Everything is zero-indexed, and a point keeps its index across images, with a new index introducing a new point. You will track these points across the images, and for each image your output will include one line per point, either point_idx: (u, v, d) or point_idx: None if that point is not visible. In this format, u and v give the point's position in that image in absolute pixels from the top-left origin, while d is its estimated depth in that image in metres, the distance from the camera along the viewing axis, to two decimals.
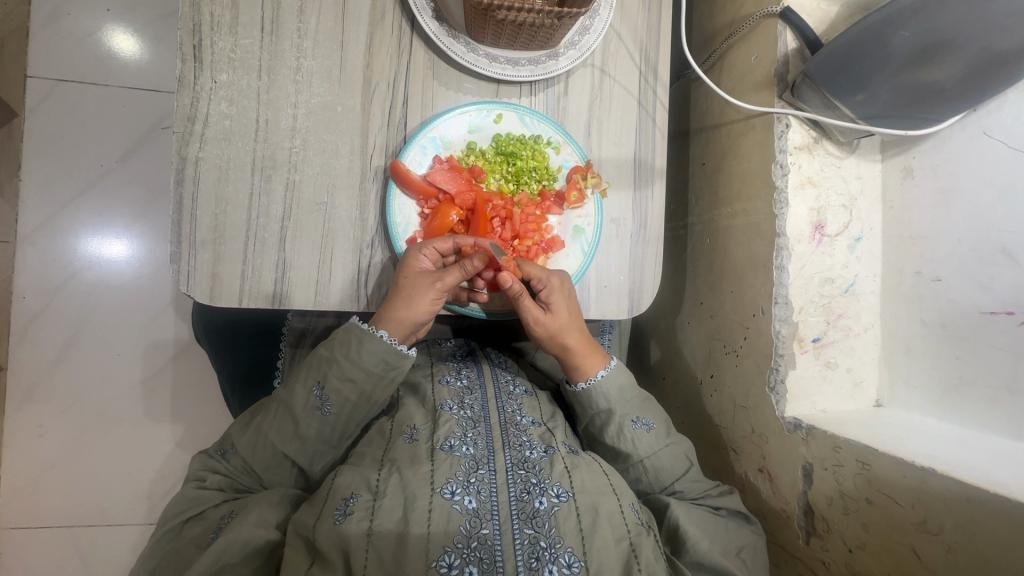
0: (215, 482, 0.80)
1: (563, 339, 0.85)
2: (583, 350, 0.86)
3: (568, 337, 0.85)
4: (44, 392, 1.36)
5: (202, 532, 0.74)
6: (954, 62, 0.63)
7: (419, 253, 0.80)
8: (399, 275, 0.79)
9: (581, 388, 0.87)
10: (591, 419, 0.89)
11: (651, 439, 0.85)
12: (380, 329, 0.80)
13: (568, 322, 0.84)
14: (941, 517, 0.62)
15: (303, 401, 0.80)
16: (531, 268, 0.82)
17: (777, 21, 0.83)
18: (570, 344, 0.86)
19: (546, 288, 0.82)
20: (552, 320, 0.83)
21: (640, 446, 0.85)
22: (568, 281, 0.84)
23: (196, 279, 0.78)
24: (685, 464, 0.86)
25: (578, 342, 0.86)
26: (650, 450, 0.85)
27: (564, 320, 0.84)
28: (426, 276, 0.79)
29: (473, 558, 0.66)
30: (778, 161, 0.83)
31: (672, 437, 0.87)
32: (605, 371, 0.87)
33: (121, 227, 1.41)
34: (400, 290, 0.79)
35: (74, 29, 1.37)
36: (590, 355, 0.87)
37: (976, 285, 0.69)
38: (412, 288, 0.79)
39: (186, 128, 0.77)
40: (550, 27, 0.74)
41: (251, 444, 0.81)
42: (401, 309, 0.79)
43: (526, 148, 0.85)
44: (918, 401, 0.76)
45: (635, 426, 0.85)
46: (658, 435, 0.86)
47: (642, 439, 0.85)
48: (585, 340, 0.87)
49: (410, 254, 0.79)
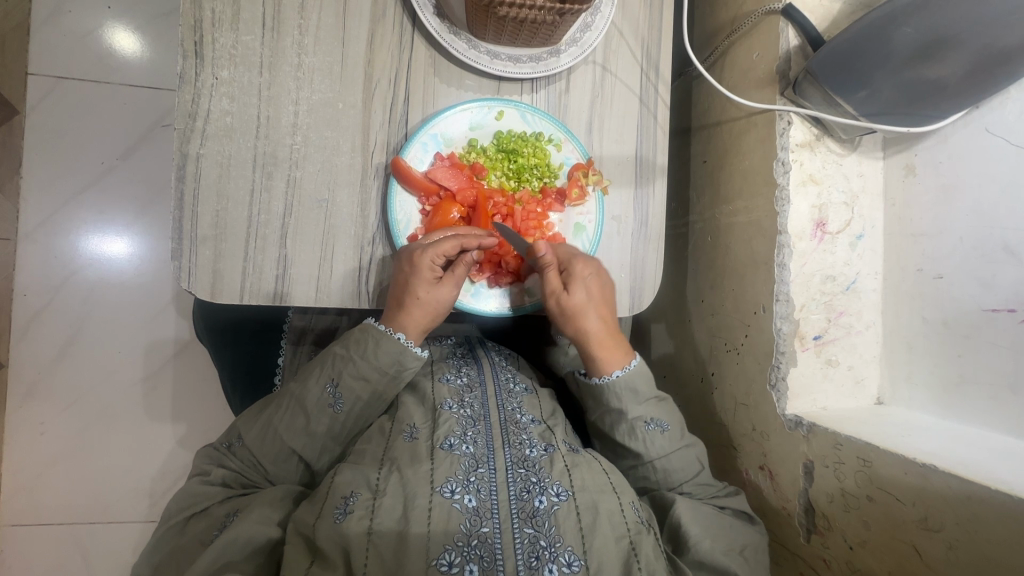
0: (220, 477, 0.79)
1: (583, 325, 0.84)
2: (604, 342, 0.85)
3: (588, 322, 0.84)
4: (46, 389, 1.36)
5: (206, 528, 0.74)
6: (957, 59, 0.63)
7: (430, 265, 0.78)
8: (414, 287, 0.78)
9: (594, 382, 0.86)
10: (602, 415, 0.88)
11: (664, 441, 0.85)
12: (400, 332, 0.81)
13: (589, 310, 0.84)
14: (941, 515, 0.62)
15: (315, 397, 0.80)
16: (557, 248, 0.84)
17: (779, 18, 0.83)
18: (590, 331, 0.85)
19: (569, 271, 0.83)
20: (569, 300, 0.82)
21: (652, 447, 0.84)
22: (596, 268, 0.84)
23: (197, 276, 0.78)
24: (695, 467, 0.85)
25: (600, 332, 0.85)
26: (662, 452, 0.84)
27: (583, 304, 0.83)
28: (424, 267, 0.78)
29: (473, 556, 0.66)
30: (779, 158, 0.82)
31: (685, 438, 0.87)
32: (622, 370, 0.85)
33: (122, 225, 1.41)
34: (421, 301, 0.80)
35: (74, 26, 1.37)
36: (612, 350, 0.86)
37: (977, 283, 0.69)
38: (431, 296, 0.80)
39: (187, 125, 0.77)
40: (551, 23, 0.74)
41: (260, 438, 0.81)
42: (423, 315, 0.81)
43: (527, 145, 0.85)
44: (920, 399, 0.76)
45: (648, 427, 0.84)
46: (671, 438, 0.85)
47: (655, 440, 0.84)
48: (610, 335, 0.86)
49: (422, 267, 0.77)
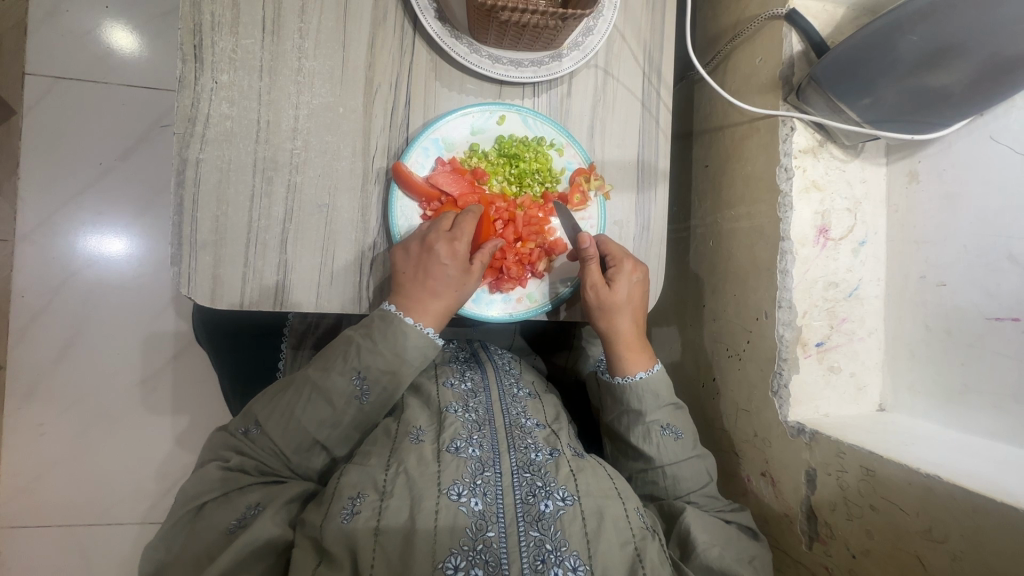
0: (239, 464, 0.76)
1: (618, 321, 0.86)
2: (633, 342, 0.87)
3: (623, 320, 0.86)
4: (45, 392, 1.36)
5: (226, 517, 0.72)
6: (962, 67, 0.62)
7: (454, 246, 0.80)
8: (444, 271, 0.80)
9: (617, 381, 0.87)
10: (619, 416, 0.89)
11: (677, 448, 0.85)
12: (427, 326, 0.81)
13: (626, 306, 0.85)
14: (946, 526, 0.62)
15: (342, 388, 0.79)
16: (613, 245, 0.85)
17: (782, 23, 0.83)
18: (622, 328, 0.86)
19: (616, 267, 0.84)
20: (610, 295, 0.84)
21: (664, 453, 0.84)
22: (640, 270, 0.86)
23: (197, 281, 0.78)
24: (704, 478, 0.85)
25: (631, 331, 0.87)
26: (673, 458, 0.84)
27: (622, 301, 0.85)
28: (458, 257, 0.80)
29: (478, 561, 0.66)
30: (782, 164, 0.82)
31: (697, 449, 0.87)
32: (646, 373, 0.86)
33: (121, 226, 1.40)
34: (450, 283, 0.81)
35: (72, 26, 1.36)
36: (636, 352, 0.87)
37: (981, 291, 0.68)
38: (460, 280, 0.81)
39: (187, 129, 0.76)
40: (554, 28, 0.73)
41: (281, 426, 0.78)
42: (452, 300, 0.82)
43: (529, 150, 0.84)
44: (923, 406, 0.76)
45: (662, 433, 0.85)
46: (684, 445, 0.85)
47: (668, 446, 0.84)
48: (638, 336, 0.88)
49: (449, 249, 0.79)
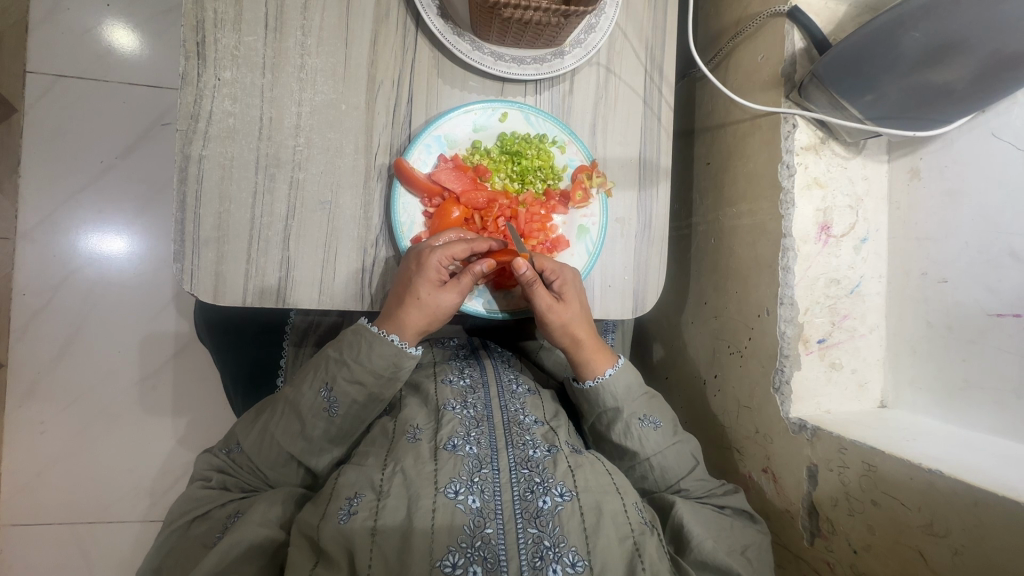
0: (220, 482, 0.79)
1: (575, 332, 0.84)
2: (593, 346, 0.86)
3: (579, 329, 0.84)
4: (46, 390, 1.36)
5: (207, 532, 0.74)
6: (964, 64, 0.62)
7: (439, 261, 0.77)
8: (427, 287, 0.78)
9: (587, 386, 0.87)
10: (598, 416, 0.88)
11: (659, 437, 0.85)
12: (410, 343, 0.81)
13: (579, 314, 0.84)
14: (947, 520, 0.62)
15: (310, 402, 0.80)
16: (545, 260, 0.82)
17: (785, 20, 0.83)
18: (582, 337, 0.85)
19: (559, 280, 0.82)
20: (565, 310, 0.82)
21: (647, 444, 0.84)
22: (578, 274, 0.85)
23: (199, 278, 0.78)
24: (690, 463, 0.86)
25: (589, 337, 0.85)
26: (657, 448, 0.85)
27: (575, 312, 0.83)
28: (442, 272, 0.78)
29: (476, 558, 0.66)
30: (784, 161, 0.82)
31: (678, 435, 0.87)
32: (613, 369, 0.87)
33: (122, 224, 1.40)
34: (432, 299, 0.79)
35: (73, 24, 1.36)
36: (600, 352, 0.87)
37: (983, 287, 0.68)
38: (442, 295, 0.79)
39: (189, 126, 0.76)
40: (556, 25, 0.74)
41: (256, 443, 0.80)
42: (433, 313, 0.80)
43: (531, 146, 0.85)
44: (924, 403, 0.76)
45: (641, 424, 0.85)
46: (665, 434, 0.85)
47: (649, 437, 0.84)
48: (595, 339, 0.87)
49: (435, 263, 0.77)
